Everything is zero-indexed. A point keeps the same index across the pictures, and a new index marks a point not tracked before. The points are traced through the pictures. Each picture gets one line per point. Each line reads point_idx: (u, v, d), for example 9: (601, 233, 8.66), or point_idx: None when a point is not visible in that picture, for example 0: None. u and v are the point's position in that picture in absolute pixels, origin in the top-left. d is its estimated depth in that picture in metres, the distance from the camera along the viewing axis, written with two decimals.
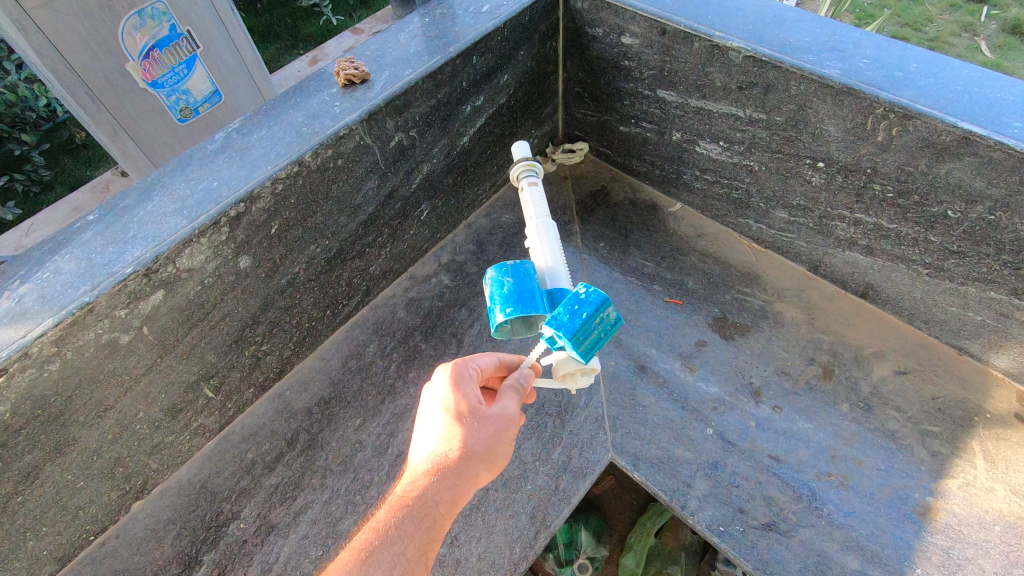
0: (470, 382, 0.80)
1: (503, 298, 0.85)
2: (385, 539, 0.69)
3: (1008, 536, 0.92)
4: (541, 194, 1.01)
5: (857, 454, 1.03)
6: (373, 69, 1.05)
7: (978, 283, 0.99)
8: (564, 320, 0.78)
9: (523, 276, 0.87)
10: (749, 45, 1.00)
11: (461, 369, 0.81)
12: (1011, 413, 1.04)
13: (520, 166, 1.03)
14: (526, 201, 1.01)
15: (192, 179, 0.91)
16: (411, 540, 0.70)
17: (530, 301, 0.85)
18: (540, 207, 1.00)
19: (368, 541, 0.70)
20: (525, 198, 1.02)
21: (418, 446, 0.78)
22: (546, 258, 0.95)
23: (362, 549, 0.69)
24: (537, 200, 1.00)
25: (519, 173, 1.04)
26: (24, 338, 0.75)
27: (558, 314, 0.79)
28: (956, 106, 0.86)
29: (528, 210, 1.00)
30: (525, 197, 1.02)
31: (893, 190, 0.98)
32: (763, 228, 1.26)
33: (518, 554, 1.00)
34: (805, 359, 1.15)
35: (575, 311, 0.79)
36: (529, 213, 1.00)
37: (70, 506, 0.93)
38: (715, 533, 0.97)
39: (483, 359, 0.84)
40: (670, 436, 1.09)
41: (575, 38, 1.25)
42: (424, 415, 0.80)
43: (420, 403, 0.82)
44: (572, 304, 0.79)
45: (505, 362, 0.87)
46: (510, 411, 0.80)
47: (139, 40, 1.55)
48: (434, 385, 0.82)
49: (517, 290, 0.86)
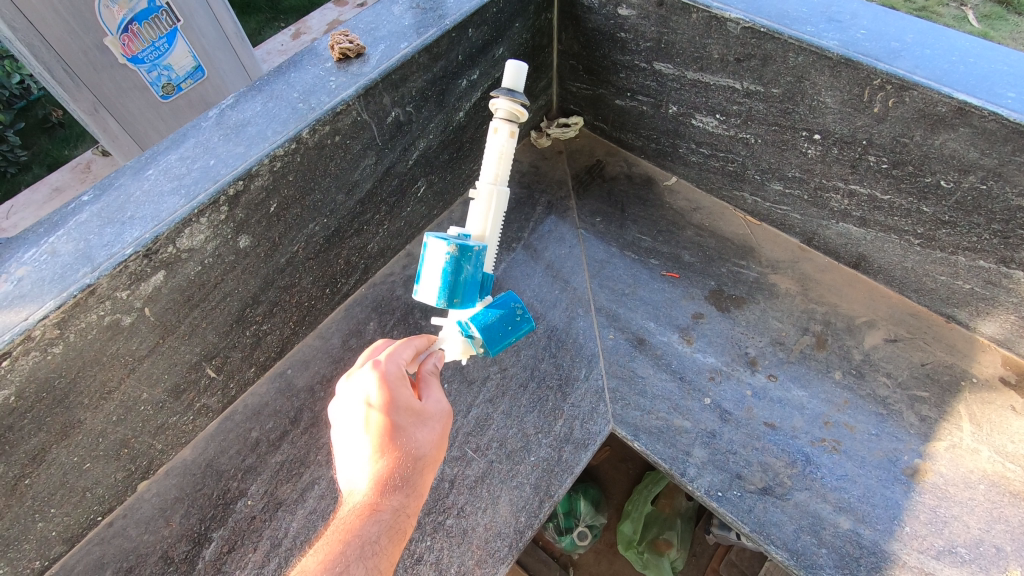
0: (402, 382, 0.79)
1: (447, 282, 0.82)
2: (358, 554, 0.67)
3: (992, 494, 0.96)
4: (508, 152, 0.95)
5: (849, 420, 1.06)
6: (367, 42, 1.03)
7: (968, 252, 1.01)
8: (496, 334, 0.89)
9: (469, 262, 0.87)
10: (747, 16, 0.99)
11: (391, 368, 0.78)
12: (995, 377, 1.08)
13: (502, 104, 0.92)
14: (493, 152, 0.94)
15: (187, 156, 0.89)
16: (385, 553, 0.69)
17: (469, 292, 0.87)
18: (504, 165, 0.96)
19: (338, 558, 0.66)
20: (493, 144, 0.95)
21: (358, 453, 0.74)
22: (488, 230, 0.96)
23: (334, 565, 0.65)
24: (504, 158, 0.95)
25: (498, 108, 0.93)
26: (27, 320, 0.74)
27: (495, 325, 0.89)
28: (952, 77, 0.87)
29: (492, 161, 0.95)
30: (493, 144, 0.94)
31: (887, 161, 1.00)
32: (757, 201, 1.28)
33: (524, 523, 1.02)
34: (800, 330, 1.17)
35: (507, 328, 0.90)
36: (489, 164, 0.95)
37: (77, 488, 0.93)
38: (713, 499, 1.01)
39: (406, 352, 0.82)
40: (669, 406, 1.12)
41: (570, 10, 1.23)
42: (354, 419, 0.76)
43: (341, 405, 0.77)
44: (508, 322, 0.90)
45: (421, 349, 0.85)
46: (444, 405, 0.82)
47: (117, 13, 1.49)
48: (362, 385, 0.77)
49: (466, 280, 0.85)
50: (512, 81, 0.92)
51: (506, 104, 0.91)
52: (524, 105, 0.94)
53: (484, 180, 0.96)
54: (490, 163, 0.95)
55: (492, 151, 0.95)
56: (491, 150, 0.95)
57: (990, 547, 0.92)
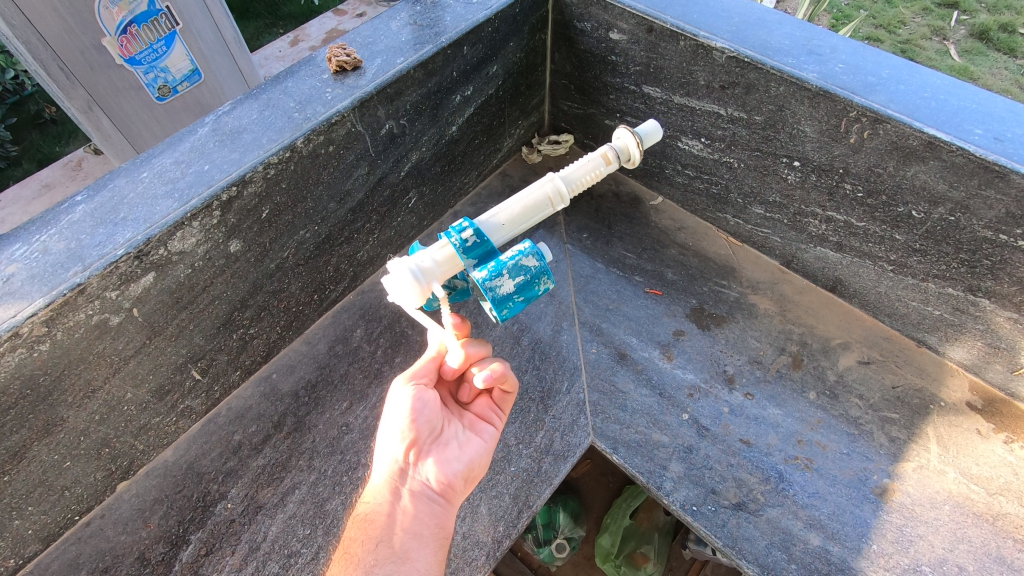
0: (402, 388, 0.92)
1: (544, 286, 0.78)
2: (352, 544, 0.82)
3: (956, 515, 0.99)
4: (596, 169, 0.85)
5: (822, 439, 1.09)
6: (364, 56, 1.06)
7: (938, 279, 1.05)
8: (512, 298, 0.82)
9: (482, 246, 0.78)
10: (732, 46, 1.04)
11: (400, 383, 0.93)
12: (963, 401, 1.11)
13: (622, 137, 0.87)
14: (588, 167, 0.85)
15: (182, 161, 0.91)
16: (361, 534, 0.81)
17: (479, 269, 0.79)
18: (575, 169, 0.84)
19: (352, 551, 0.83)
20: (591, 161, 0.85)
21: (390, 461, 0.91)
22: (501, 210, 0.82)
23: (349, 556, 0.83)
24: (588, 173, 0.85)
25: (632, 157, 0.87)
26: (15, 317, 0.75)
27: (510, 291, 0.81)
28: (923, 112, 0.91)
29: (537, 195, 0.83)
30: (589, 162, 0.85)
31: (863, 190, 1.04)
32: (739, 223, 1.32)
33: (502, 532, 1.04)
34: (777, 349, 1.20)
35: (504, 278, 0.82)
36: (570, 172, 0.84)
37: (56, 486, 0.93)
38: (688, 513, 1.03)
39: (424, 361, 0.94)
40: (648, 420, 1.14)
41: (563, 32, 1.28)
42: None
43: None
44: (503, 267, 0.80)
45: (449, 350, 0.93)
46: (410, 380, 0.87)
47: (116, 14, 1.51)
48: None
49: None
50: (644, 142, 0.88)
51: (626, 136, 0.87)
52: (634, 138, 0.87)
53: (496, 216, 0.82)
54: (513, 207, 0.82)
55: (526, 194, 0.83)
56: (535, 197, 0.83)
57: (953, 566, 0.95)
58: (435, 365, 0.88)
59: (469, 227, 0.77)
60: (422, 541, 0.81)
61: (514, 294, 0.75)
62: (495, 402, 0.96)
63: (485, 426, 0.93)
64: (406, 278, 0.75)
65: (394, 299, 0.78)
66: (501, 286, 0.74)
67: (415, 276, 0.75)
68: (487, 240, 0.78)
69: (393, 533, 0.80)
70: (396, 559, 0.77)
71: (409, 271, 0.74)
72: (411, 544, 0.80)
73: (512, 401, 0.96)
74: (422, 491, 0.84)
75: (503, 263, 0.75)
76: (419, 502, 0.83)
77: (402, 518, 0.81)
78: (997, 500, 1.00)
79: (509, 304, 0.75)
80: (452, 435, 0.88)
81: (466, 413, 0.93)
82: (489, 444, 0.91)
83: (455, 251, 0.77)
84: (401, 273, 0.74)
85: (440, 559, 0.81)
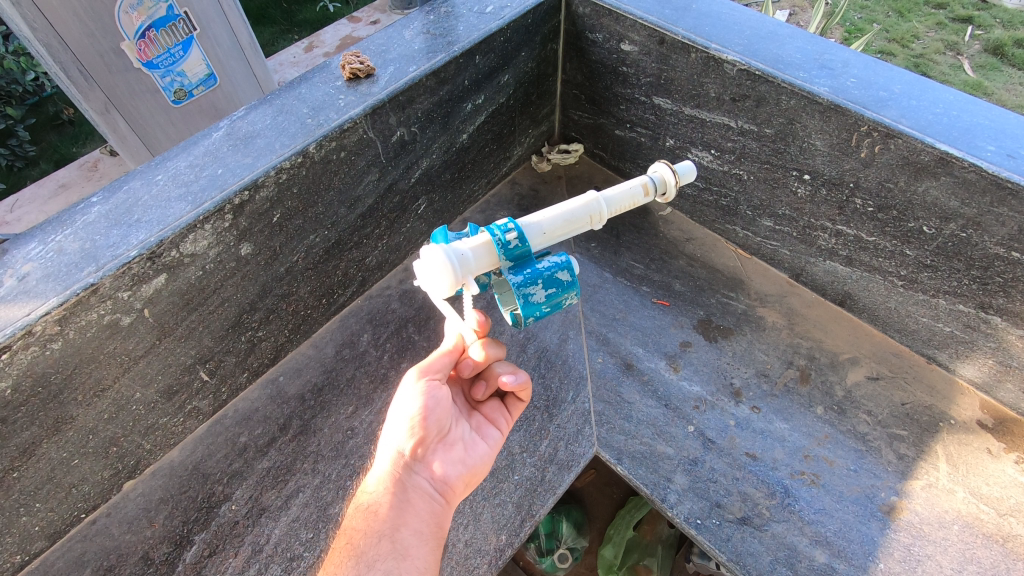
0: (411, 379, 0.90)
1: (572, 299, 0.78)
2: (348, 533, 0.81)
3: (965, 535, 0.98)
4: (634, 196, 0.82)
5: (829, 454, 1.08)
6: (378, 63, 1.07)
7: (949, 296, 1.04)
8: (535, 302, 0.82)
9: (522, 250, 0.76)
10: (743, 58, 1.04)
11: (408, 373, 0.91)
12: (974, 420, 1.10)
13: (660, 169, 0.85)
14: (628, 193, 0.82)
15: (196, 164, 0.92)
16: (362, 525, 0.80)
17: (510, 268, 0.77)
18: (616, 193, 0.82)
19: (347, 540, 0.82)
20: (631, 187, 0.82)
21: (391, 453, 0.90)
22: (540, 220, 0.79)
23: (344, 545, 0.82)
24: (628, 199, 0.82)
25: (666, 192, 0.84)
26: (29, 315, 0.77)
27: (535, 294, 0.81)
28: (935, 128, 0.91)
29: (578, 212, 0.80)
30: (630, 188, 0.82)
31: (872, 205, 1.04)
32: (749, 235, 1.31)
33: (505, 540, 1.03)
34: (784, 363, 1.20)
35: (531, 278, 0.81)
36: (611, 194, 0.82)
37: (64, 483, 0.94)
38: (692, 526, 1.02)
39: None
40: (653, 431, 1.13)
41: (575, 42, 1.29)
42: None
43: None
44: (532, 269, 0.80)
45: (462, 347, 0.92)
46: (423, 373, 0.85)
47: (136, 19, 1.54)
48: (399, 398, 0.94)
49: None
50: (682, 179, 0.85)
51: (664, 168, 0.84)
52: (673, 169, 0.84)
53: (538, 223, 0.78)
54: (555, 218, 0.79)
55: (568, 207, 0.80)
56: (576, 213, 0.80)
57: None
58: (450, 361, 0.87)
59: (514, 228, 0.75)
60: (421, 538, 0.80)
61: (543, 305, 0.75)
62: (502, 407, 0.97)
63: (491, 429, 0.93)
64: (440, 264, 0.71)
65: (423, 282, 0.74)
66: (533, 293, 0.74)
67: (450, 264, 0.71)
68: (528, 244, 0.77)
69: (394, 528, 0.79)
70: (396, 555, 0.76)
71: (446, 256, 0.71)
72: (411, 541, 0.79)
73: (518, 409, 0.97)
74: (425, 487, 0.83)
75: (539, 272, 0.75)
76: (421, 498, 0.82)
77: (404, 514, 0.80)
78: (1007, 521, 0.98)
79: (537, 313, 0.75)
80: (458, 436, 0.88)
81: (473, 414, 0.94)
82: (491, 446, 0.92)
83: (495, 249, 0.75)
84: (439, 256, 0.71)
85: (437, 558, 0.81)
